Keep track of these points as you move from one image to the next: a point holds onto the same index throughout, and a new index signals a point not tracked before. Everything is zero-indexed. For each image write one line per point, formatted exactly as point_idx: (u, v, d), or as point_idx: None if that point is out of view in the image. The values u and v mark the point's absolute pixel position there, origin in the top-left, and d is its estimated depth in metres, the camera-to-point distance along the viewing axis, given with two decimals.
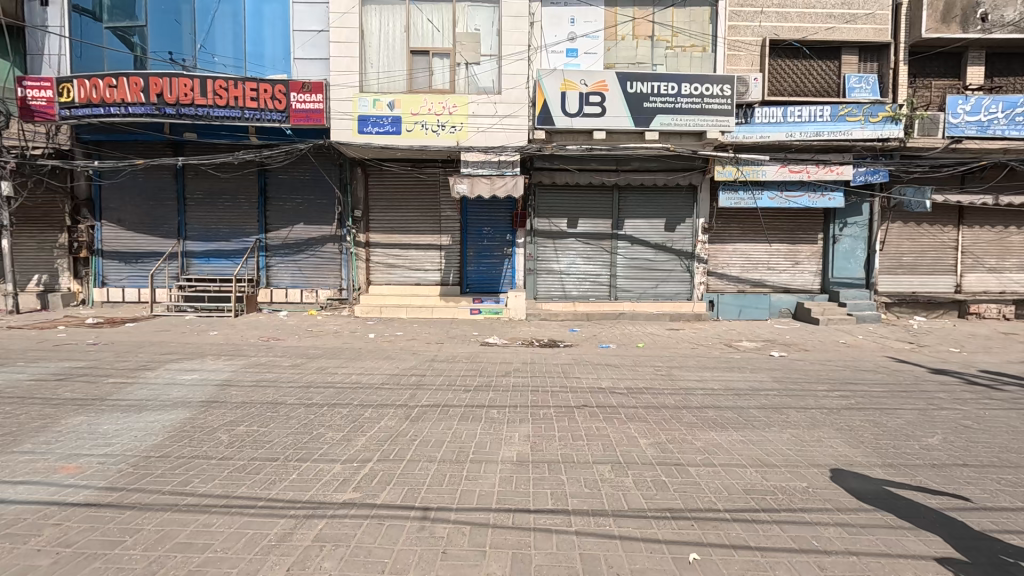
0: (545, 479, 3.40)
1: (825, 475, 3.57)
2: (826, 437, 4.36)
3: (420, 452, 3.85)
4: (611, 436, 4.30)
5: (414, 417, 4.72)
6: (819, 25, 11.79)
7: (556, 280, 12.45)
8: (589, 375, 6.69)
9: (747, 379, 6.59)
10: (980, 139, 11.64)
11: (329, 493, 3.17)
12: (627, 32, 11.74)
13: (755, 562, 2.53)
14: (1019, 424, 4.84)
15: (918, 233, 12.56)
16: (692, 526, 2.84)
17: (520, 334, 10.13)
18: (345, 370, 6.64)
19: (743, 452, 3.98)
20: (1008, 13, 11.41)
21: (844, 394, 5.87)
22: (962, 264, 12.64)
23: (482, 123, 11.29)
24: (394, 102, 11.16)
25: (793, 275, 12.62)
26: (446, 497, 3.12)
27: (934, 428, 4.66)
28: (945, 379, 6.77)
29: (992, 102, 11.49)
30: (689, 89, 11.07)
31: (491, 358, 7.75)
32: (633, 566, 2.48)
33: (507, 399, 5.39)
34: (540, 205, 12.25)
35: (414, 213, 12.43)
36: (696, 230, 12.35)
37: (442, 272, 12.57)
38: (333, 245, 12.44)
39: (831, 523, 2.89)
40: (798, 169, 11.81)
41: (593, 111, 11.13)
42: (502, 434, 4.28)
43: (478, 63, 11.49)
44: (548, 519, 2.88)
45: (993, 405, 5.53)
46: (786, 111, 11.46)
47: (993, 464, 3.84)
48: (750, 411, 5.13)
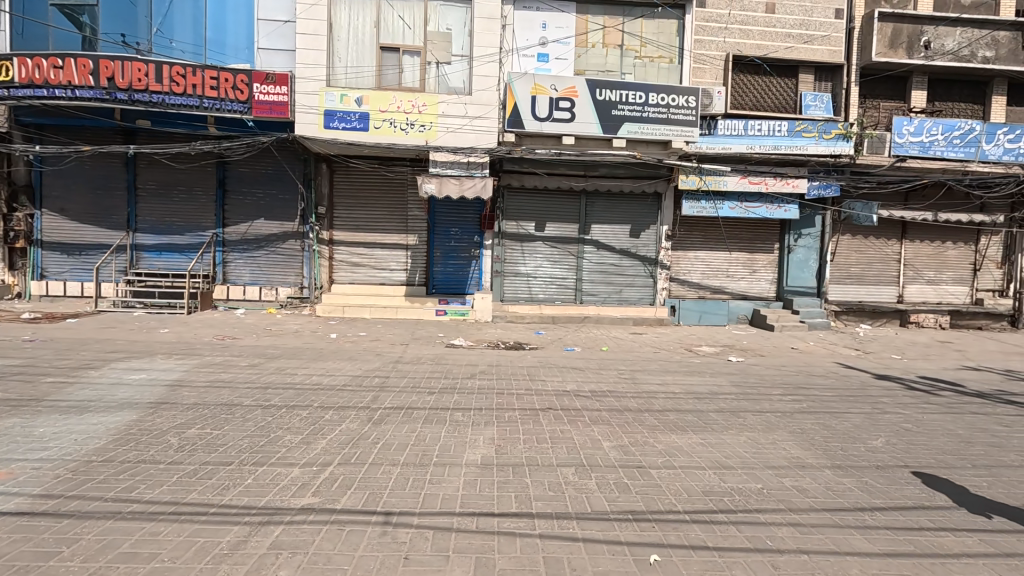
0: (509, 482, 3.40)
1: (778, 476, 3.71)
2: (780, 439, 4.54)
3: (383, 455, 3.78)
4: (575, 438, 4.35)
5: (377, 419, 4.64)
6: (779, 44, 12.30)
7: (523, 282, 12.49)
8: (555, 378, 6.74)
9: (706, 383, 6.79)
10: (922, 159, 12.42)
11: (287, 498, 3.06)
12: (597, 39, 11.91)
13: (712, 562, 2.59)
14: (953, 428, 5.18)
15: (865, 245, 13.26)
16: (653, 528, 2.89)
17: (486, 336, 10.10)
18: (306, 371, 6.46)
19: (703, 455, 4.08)
20: (947, 42, 12.38)
21: (796, 398, 6.13)
22: (904, 276, 13.42)
23: (452, 123, 11.23)
24: (362, 98, 10.96)
25: (750, 283, 13.10)
26: (409, 501, 3.07)
27: (878, 431, 4.91)
28: (888, 385, 7.16)
29: (933, 124, 12.26)
30: (656, 99, 11.33)
31: (456, 361, 7.68)
32: (597, 568, 2.50)
33: (472, 402, 5.36)
34: (508, 207, 12.28)
35: (381, 211, 12.24)
36: (660, 237, 12.64)
37: (408, 272, 12.42)
38: (295, 242, 12.09)
39: (784, 523, 2.99)
40: (757, 180, 12.20)
41: (562, 116, 11.25)
42: (466, 437, 4.26)
43: (449, 63, 11.42)
44: (512, 522, 2.87)
45: (931, 409, 5.89)
46: (747, 124, 11.89)
47: (930, 465, 4.08)
48: (709, 414, 5.28)
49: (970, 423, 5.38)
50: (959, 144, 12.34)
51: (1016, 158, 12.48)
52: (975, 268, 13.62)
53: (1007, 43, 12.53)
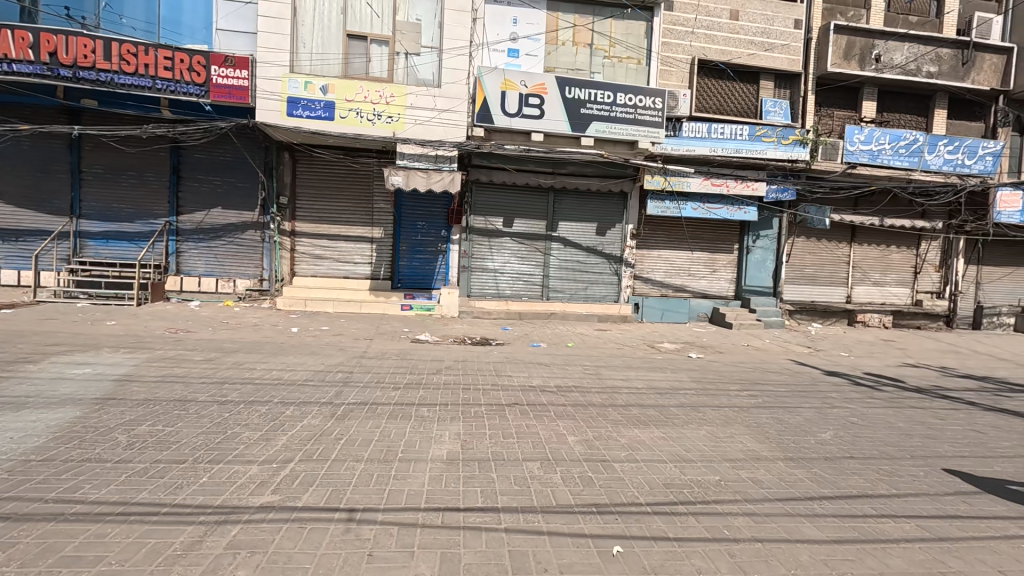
0: (475, 477, 3.39)
1: (735, 468, 3.85)
2: (737, 433, 4.70)
3: (347, 452, 3.71)
4: (541, 433, 4.38)
5: (340, 415, 4.55)
6: (742, 50, 12.68)
7: (490, 278, 12.48)
8: (520, 373, 6.77)
9: (668, 378, 6.97)
10: (871, 166, 13.09)
11: (245, 497, 2.96)
12: (568, 37, 11.96)
13: (673, 551, 2.67)
14: (895, 421, 5.50)
15: (818, 247, 13.87)
16: (616, 520, 2.94)
17: (452, 331, 10.04)
18: (265, 366, 6.25)
19: (664, 448, 4.19)
20: (896, 57, 13.06)
21: (752, 393, 6.37)
22: (853, 278, 14.12)
23: (420, 115, 11.07)
24: (327, 86, 10.67)
25: (711, 282, 13.50)
26: (373, 497, 3.02)
27: (827, 425, 5.16)
28: (837, 381, 7.53)
29: (882, 134, 12.94)
30: (624, 99, 11.48)
31: (422, 356, 7.60)
32: (561, 561, 2.52)
33: (438, 397, 5.32)
34: (476, 203, 12.24)
35: (345, 203, 11.96)
36: (626, 236, 12.85)
37: (373, 266, 12.21)
38: (255, 233, 11.68)
39: (740, 513, 3.11)
40: (719, 182, 12.52)
41: (532, 112, 11.26)
42: (432, 433, 4.23)
43: (419, 54, 11.24)
44: (477, 517, 2.87)
45: (875, 404, 6.24)
46: (710, 127, 12.25)
47: (874, 456, 4.31)
48: (671, 409, 5.42)
49: (910, 416, 5.72)
50: (904, 153, 13.08)
51: (952, 168, 13.43)
52: (916, 271, 14.47)
53: (949, 60, 13.36)
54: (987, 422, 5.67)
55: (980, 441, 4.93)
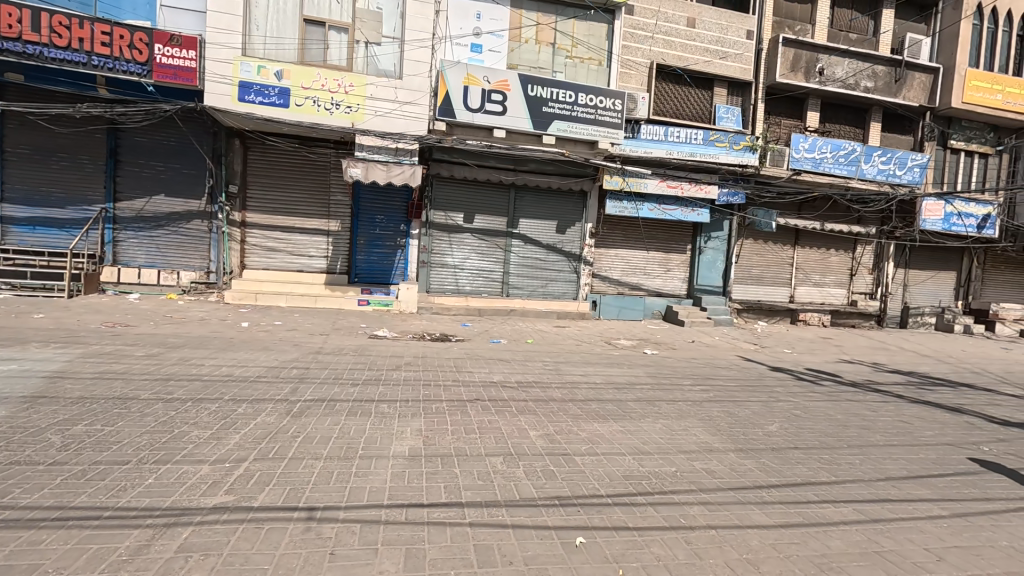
0: (438, 473, 3.37)
1: (690, 459, 4.00)
2: (691, 426, 4.88)
3: (304, 450, 3.60)
4: (502, 428, 4.39)
5: (296, 412, 4.40)
6: (698, 57, 13.11)
7: (450, 273, 12.40)
8: (481, 369, 6.76)
9: (625, 374, 7.16)
10: (814, 173, 13.85)
11: (196, 498, 2.82)
12: (531, 35, 11.99)
13: (634, 540, 2.75)
14: (834, 413, 5.86)
15: (765, 249, 14.56)
16: (579, 512, 3.00)
17: (411, 327, 9.92)
18: (214, 362, 5.97)
19: (622, 442, 4.30)
20: (837, 71, 13.87)
21: (704, 388, 6.62)
22: (796, 278, 14.91)
23: (380, 107, 10.83)
24: (282, 72, 10.27)
25: (665, 280, 13.92)
26: (334, 495, 2.95)
27: (774, 417, 5.43)
28: (781, 376, 7.96)
29: (824, 143, 13.72)
30: (586, 100, 11.64)
31: (380, 352, 7.47)
32: (526, 553, 2.55)
33: (398, 394, 5.24)
34: (436, 197, 12.13)
35: (300, 194, 11.55)
36: (584, 235, 13.06)
37: (329, 260, 11.86)
38: (202, 222, 11.13)
39: (695, 502, 3.23)
40: (675, 184, 12.90)
41: (494, 109, 11.24)
42: (393, 429, 4.16)
43: (380, 44, 10.95)
44: (442, 512, 2.86)
45: (816, 397, 6.63)
46: (666, 131, 12.62)
47: (816, 446, 4.59)
48: (629, 403, 5.56)
49: (847, 409, 6.12)
50: (843, 162, 13.92)
51: (886, 177, 14.40)
52: (852, 273, 15.42)
53: (884, 76, 14.30)
54: (913, 413, 6.14)
55: (907, 431, 5.33)
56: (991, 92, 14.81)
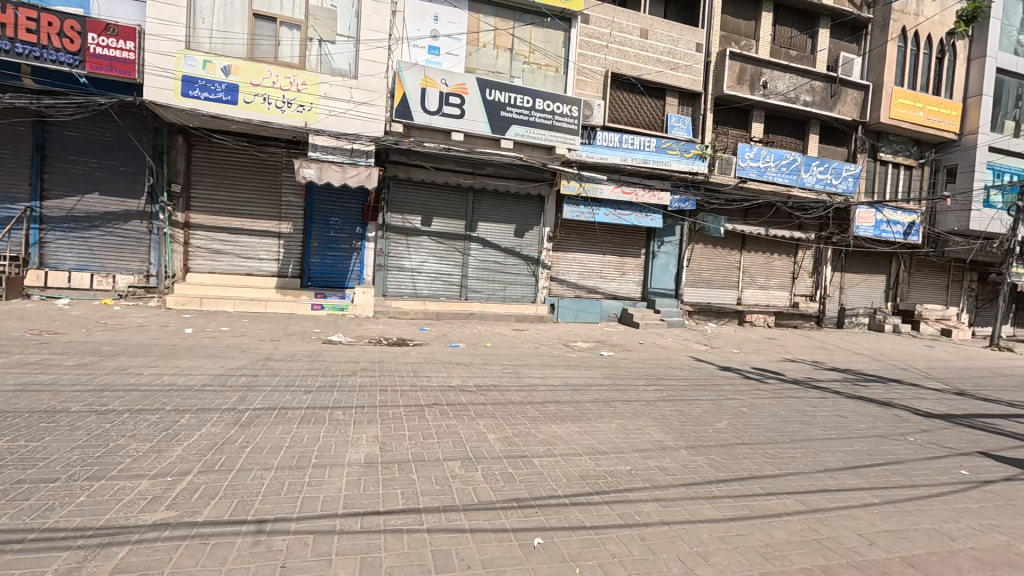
0: (395, 480, 3.32)
1: (644, 457, 4.11)
2: (644, 425, 5.02)
3: (254, 460, 3.46)
4: (461, 432, 4.37)
5: (245, 421, 4.23)
6: (651, 67, 13.53)
7: (407, 277, 12.24)
8: (439, 373, 6.71)
9: (582, 375, 7.28)
10: (759, 181, 14.57)
11: (134, 515, 2.66)
12: (488, 40, 12.02)
13: (590, 539, 2.80)
14: (777, 410, 6.16)
15: (714, 253, 15.16)
16: (537, 513, 3.03)
17: (367, 331, 9.72)
18: (154, 370, 5.64)
19: (579, 442, 4.37)
20: (779, 85, 14.66)
21: (657, 388, 6.82)
22: (743, 282, 15.60)
23: (335, 106, 10.57)
24: (230, 67, 9.88)
25: (620, 283, 14.25)
26: (285, 506, 2.85)
27: (723, 415, 5.66)
28: (730, 375, 8.29)
29: (767, 153, 14.47)
30: (543, 105, 11.81)
31: (335, 357, 7.28)
32: (484, 556, 2.55)
33: (354, 400, 5.12)
34: (393, 199, 11.97)
35: (248, 194, 11.11)
36: (542, 238, 13.20)
37: (280, 262, 11.46)
38: (140, 223, 10.52)
39: (649, 499, 3.33)
40: (629, 190, 13.22)
41: (452, 111, 11.21)
42: (349, 436, 4.06)
43: (334, 42, 10.70)
44: (399, 519, 2.82)
45: (762, 395, 6.95)
46: (621, 138, 12.95)
47: (761, 441, 4.81)
48: (585, 405, 5.65)
49: (790, 405, 6.44)
50: (785, 171, 14.74)
51: (824, 186, 15.32)
52: (794, 277, 16.29)
53: (820, 91, 15.22)
54: (848, 408, 6.54)
55: (843, 425, 5.67)
56: (915, 109, 16.04)
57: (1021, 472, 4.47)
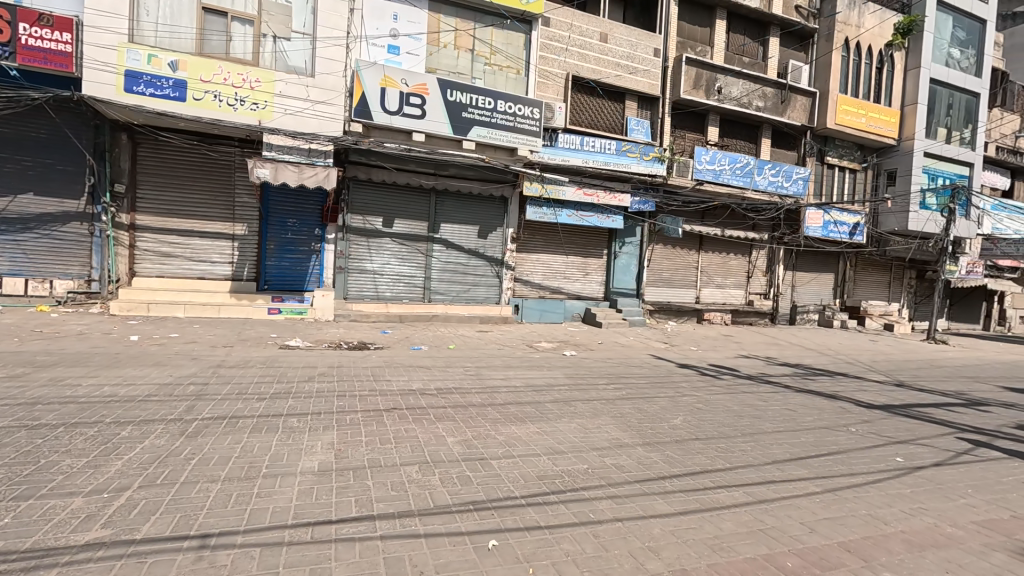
0: (349, 487, 3.26)
1: (601, 455, 4.18)
2: (603, 423, 5.10)
3: (199, 472, 3.33)
4: (419, 436, 4.33)
5: (192, 432, 4.06)
6: (610, 71, 13.78)
7: (369, 279, 12.04)
8: (400, 377, 6.62)
9: (544, 376, 7.33)
10: (715, 183, 15.04)
11: (64, 536, 2.52)
12: (449, 40, 11.93)
13: (544, 539, 2.82)
14: (731, 405, 6.38)
15: (673, 253, 15.57)
16: (493, 515, 3.03)
17: (326, 335, 9.51)
18: (94, 381, 5.33)
19: (538, 443, 4.39)
20: (732, 91, 15.17)
21: (617, 386, 6.95)
22: (701, 281, 16.08)
23: (290, 105, 10.29)
24: (178, 62, 9.48)
25: (583, 284, 14.43)
26: (231, 519, 2.76)
27: (678, 411, 5.82)
28: (688, 372, 8.52)
29: (722, 156, 14.96)
30: (504, 107, 11.85)
31: (292, 363, 7.07)
32: (438, 561, 2.53)
33: (310, 406, 5.00)
34: (354, 201, 11.76)
35: (200, 195, 10.67)
36: (505, 239, 13.23)
37: (234, 266, 11.04)
38: (80, 224, 9.96)
39: (605, 497, 3.38)
40: (591, 192, 13.42)
41: (412, 112, 11.09)
42: (302, 444, 3.96)
43: (289, 39, 10.42)
44: (351, 527, 2.77)
45: (717, 391, 7.18)
46: (582, 140, 13.13)
47: (714, 436, 4.97)
48: (546, 405, 5.70)
49: (743, 400, 6.69)
50: (739, 173, 15.28)
51: (776, 189, 15.95)
52: (749, 276, 16.89)
53: (771, 97, 15.85)
54: (797, 402, 6.84)
55: (792, 418, 5.92)
56: (858, 116, 16.91)
57: (948, 456, 4.79)
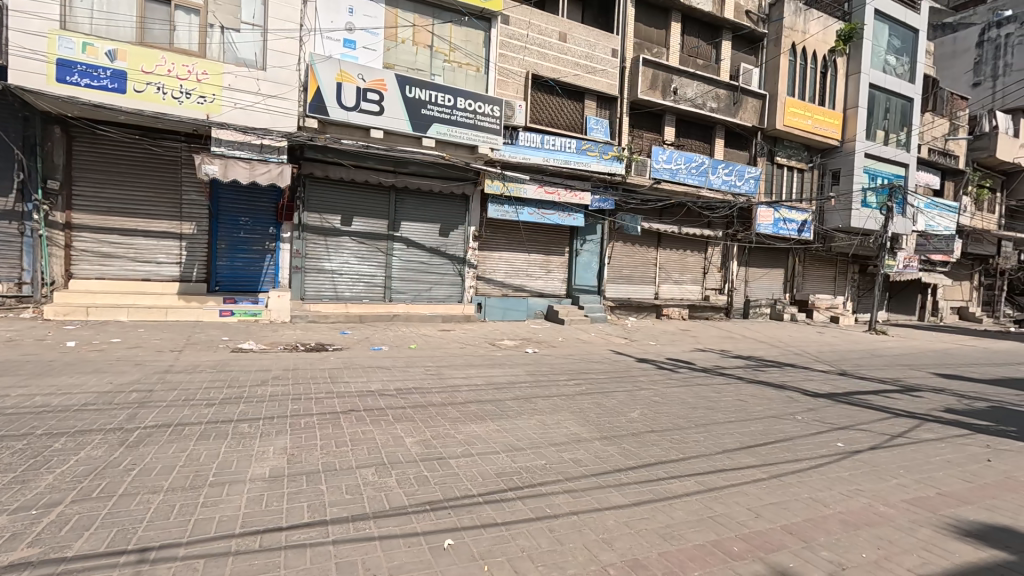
0: (301, 492, 3.18)
1: (559, 451, 4.24)
2: (562, 419, 5.17)
3: (140, 483, 3.17)
4: (376, 438, 4.26)
5: (133, 442, 3.86)
6: (569, 70, 13.92)
7: (327, 279, 11.76)
8: (359, 379, 6.49)
9: (506, 373, 7.35)
10: (672, 182, 15.45)
11: None
12: (407, 36, 11.75)
13: (501, 535, 2.84)
14: (686, 397, 6.59)
15: (633, 251, 15.89)
16: (449, 514, 3.02)
17: (281, 337, 9.21)
18: (24, 392, 4.98)
19: (497, 440, 4.41)
20: (687, 92, 15.60)
21: (577, 382, 7.06)
22: (659, 277, 16.50)
23: (240, 99, 9.92)
24: (116, 52, 8.97)
25: (545, 281, 14.53)
26: (173, 532, 2.64)
27: (636, 405, 5.95)
28: (646, 367, 8.72)
29: (678, 156, 15.37)
30: (464, 104, 11.80)
31: (244, 367, 6.82)
32: (391, 563, 2.50)
33: (263, 411, 4.84)
34: (310, 198, 11.45)
35: (143, 192, 10.15)
36: (467, 237, 13.18)
37: (182, 267, 10.56)
38: (7, 224, 9.16)
39: (561, 492, 3.43)
40: (552, 190, 13.51)
41: (370, 108, 10.88)
42: (253, 450, 3.84)
43: (238, 30, 10.02)
44: (302, 533, 2.71)
45: (673, 384, 7.39)
46: (543, 138, 13.22)
47: (670, 427, 5.12)
48: (507, 402, 5.72)
49: (697, 392, 6.91)
50: (695, 172, 15.73)
51: (729, 188, 16.52)
52: (705, 272, 17.43)
53: (724, 99, 16.39)
54: (748, 392, 7.12)
55: (743, 408, 6.15)
56: (804, 118, 17.69)
57: (884, 440, 5.10)
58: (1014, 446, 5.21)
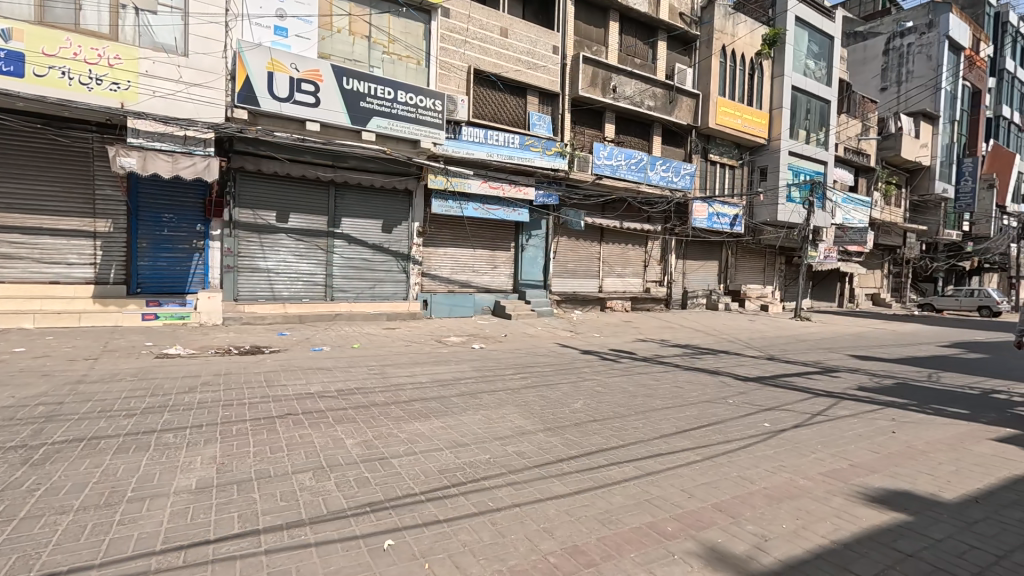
0: (231, 502, 3.03)
1: (503, 444, 4.27)
2: (506, 413, 5.21)
3: (46, 505, 2.90)
4: (315, 442, 4.12)
5: (38, 460, 3.52)
6: (511, 66, 13.95)
7: (262, 279, 11.21)
8: (297, 381, 6.23)
9: (451, 370, 7.31)
10: (613, 178, 15.88)
11: None
12: (343, 25, 11.34)
13: (443, 531, 2.83)
14: (626, 386, 6.80)
15: (577, 245, 16.18)
16: (390, 515, 2.97)
17: (212, 340, 8.71)
18: None
19: (441, 437, 4.38)
20: (626, 90, 16.05)
21: (523, 375, 7.12)
22: (603, 271, 16.90)
23: (159, 87, 9.25)
24: (11, 31, 8.11)
25: (491, 277, 14.53)
26: (84, 554, 2.44)
27: (579, 395, 6.08)
28: (590, 358, 8.90)
29: (619, 152, 15.82)
30: (405, 98, 11.56)
31: (169, 373, 6.38)
32: (327, 569, 2.43)
33: (191, 419, 4.55)
34: (242, 194, 10.88)
35: (48, 187, 9.25)
36: (411, 233, 12.93)
37: (98, 267, 9.71)
38: None
39: (505, 485, 3.45)
40: (497, 186, 13.55)
41: (305, 99, 10.45)
42: (178, 461, 3.61)
43: (155, 13, 9.34)
44: (233, 545, 2.58)
45: (615, 374, 7.60)
46: (486, 134, 13.24)
47: (610, 416, 5.27)
48: (451, 399, 5.69)
49: (638, 381, 7.14)
50: (634, 168, 16.28)
51: (667, 183, 17.20)
52: (646, 265, 18.02)
53: (661, 97, 16.99)
54: (684, 379, 7.45)
55: (679, 394, 6.43)
56: (735, 117, 18.64)
57: (805, 418, 5.49)
58: (914, 417, 5.76)
